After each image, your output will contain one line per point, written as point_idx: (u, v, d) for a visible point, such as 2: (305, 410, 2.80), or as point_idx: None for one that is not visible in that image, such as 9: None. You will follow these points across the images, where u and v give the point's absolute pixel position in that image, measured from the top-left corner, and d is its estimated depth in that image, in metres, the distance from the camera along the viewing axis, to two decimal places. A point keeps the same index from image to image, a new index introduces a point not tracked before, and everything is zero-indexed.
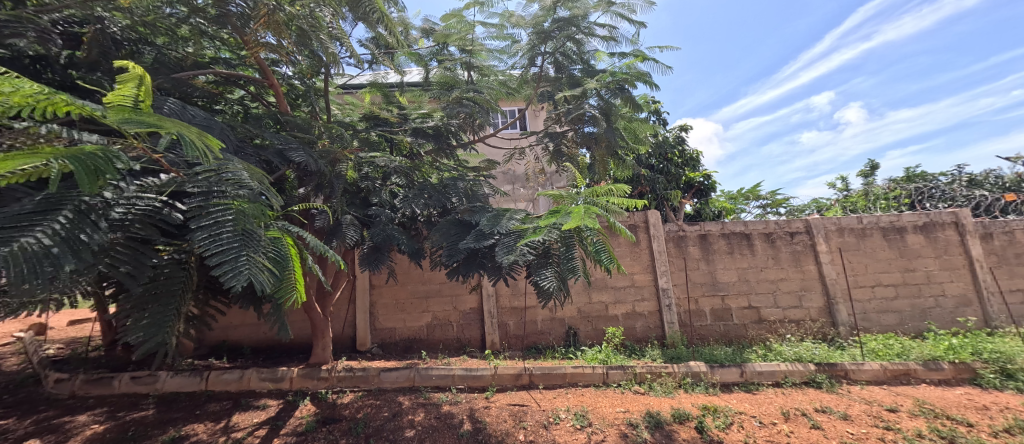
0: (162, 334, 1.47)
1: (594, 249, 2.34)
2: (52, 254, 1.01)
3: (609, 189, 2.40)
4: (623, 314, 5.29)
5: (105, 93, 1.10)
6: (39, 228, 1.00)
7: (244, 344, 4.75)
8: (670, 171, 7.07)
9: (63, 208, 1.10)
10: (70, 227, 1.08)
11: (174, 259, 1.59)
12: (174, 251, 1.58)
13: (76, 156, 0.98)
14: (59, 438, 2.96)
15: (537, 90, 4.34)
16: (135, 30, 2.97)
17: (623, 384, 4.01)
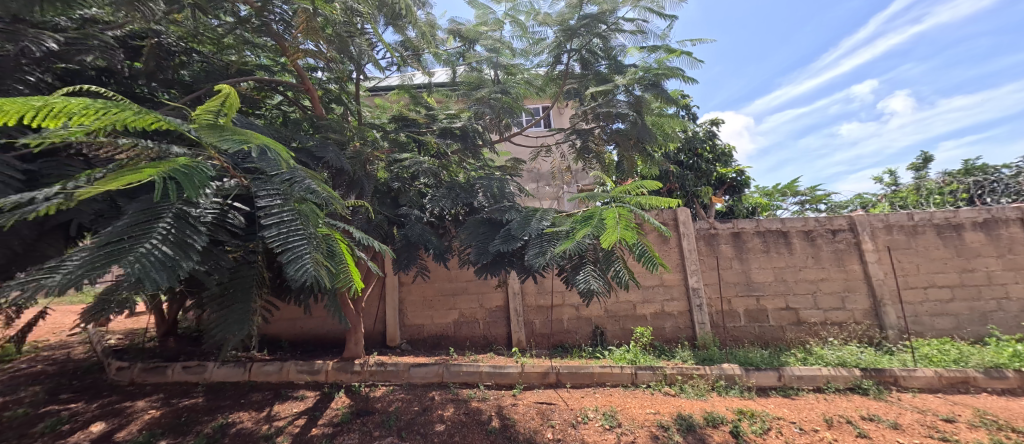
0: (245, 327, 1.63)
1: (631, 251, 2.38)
2: (166, 260, 1.15)
3: (640, 185, 2.32)
4: (652, 314, 5.18)
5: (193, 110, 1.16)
6: (150, 237, 1.13)
7: (283, 338, 5.00)
8: (700, 167, 6.85)
9: (164, 216, 1.22)
10: (172, 231, 1.20)
11: (241, 259, 1.75)
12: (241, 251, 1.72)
13: (173, 169, 1.06)
14: (122, 421, 3.20)
15: (564, 87, 4.31)
16: (185, 40, 3.17)
17: (653, 386, 3.93)
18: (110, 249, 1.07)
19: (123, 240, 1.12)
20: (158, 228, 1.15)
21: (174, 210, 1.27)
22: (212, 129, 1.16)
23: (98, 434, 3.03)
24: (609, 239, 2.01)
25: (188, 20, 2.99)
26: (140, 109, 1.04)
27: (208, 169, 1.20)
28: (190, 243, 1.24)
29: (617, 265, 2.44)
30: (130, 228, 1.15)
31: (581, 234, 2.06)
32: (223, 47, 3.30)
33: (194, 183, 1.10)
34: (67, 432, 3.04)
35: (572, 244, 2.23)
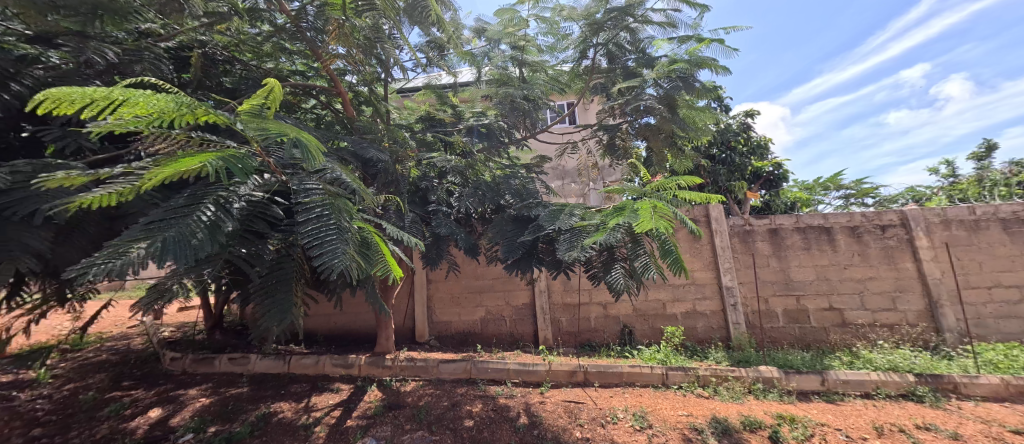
0: (285, 318, 1.69)
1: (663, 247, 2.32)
2: (202, 244, 1.23)
3: (677, 180, 2.27)
4: (683, 313, 5.03)
5: (240, 105, 1.24)
6: (191, 221, 1.21)
7: (318, 333, 5.20)
8: (734, 161, 6.58)
9: (205, 202, 1.31)
10: (213, 217, 1.29)
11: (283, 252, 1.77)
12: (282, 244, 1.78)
13: (222, 158, 1.15)
14: (176, 408, 3.44)
15: (590, 82, 4.25)
16: (229, 50, 3.35)
17: (685, 387, 3.82)
18: (154, 230, 1.17)
19: (167, 221, 1.21)
20: (197, 212, 1.23)
21: (215, 198, 1.35)
22: (257, 121, 1.22)
23: (155, 418, 3.27)
24: (644, 228, 1.92)
25: (230, 31, 3.16)
26: (192, 102, 1.13)
27: (251, 160, 1.28)
28: (224, 228, 1.32)
29: (645, 263, 2.31)
30: (176, 212, 1.24)
31: (615, 223, 2.04)
32: (262, 55, 3.47)
33: (238, 171, 1.18)
34: (129, 417, 3.31)
35: (604, 237, 2.18)
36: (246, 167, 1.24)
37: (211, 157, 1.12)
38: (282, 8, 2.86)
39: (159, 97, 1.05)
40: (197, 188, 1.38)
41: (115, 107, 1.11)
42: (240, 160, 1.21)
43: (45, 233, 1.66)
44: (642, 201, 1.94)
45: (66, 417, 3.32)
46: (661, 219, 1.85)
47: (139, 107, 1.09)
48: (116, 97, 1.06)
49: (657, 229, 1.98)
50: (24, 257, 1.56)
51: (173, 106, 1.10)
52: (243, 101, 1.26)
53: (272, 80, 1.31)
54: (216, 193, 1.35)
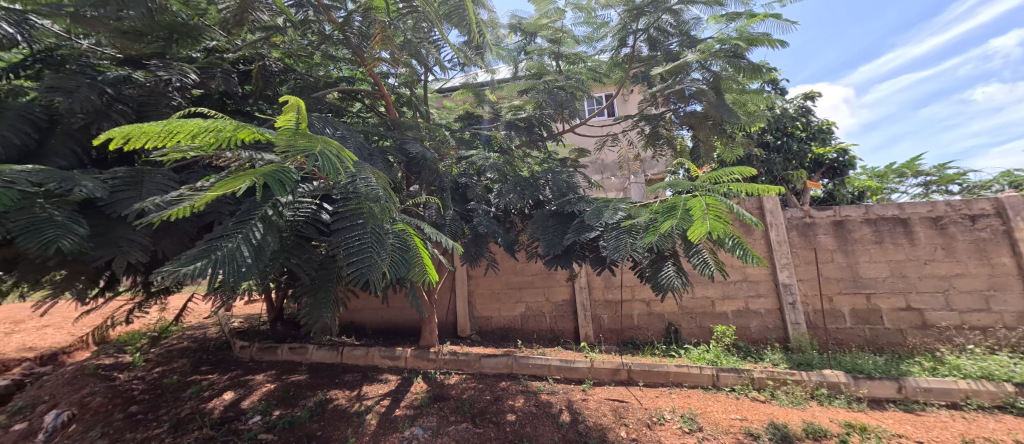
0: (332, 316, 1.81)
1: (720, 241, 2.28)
2: (249, 259, 1.35)
3: (732, 172, 2.15)
4: (734, 312, 4.75)
5: (274, 120, 1.22)
6: (240, 239, 1.34)
7: (367, 326, 5.48)
8: (791, 148, 6.10)
9: (254, 219, 1.43)
10: (259, 232, 1.41)
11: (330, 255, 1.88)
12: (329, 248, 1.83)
13: (263, 175, 1.18)
14: (246, 391, 3.77)
15: (630, 71, 4.11)
16: (284, 60, 3.59)
17: (738, 389, 3.61)
18: (211, 247, 1.30)
19: (221, 238, 1.34)
20: (245, 229, 1.35)
21: (263, 213, 1.47)
22: (292, 135, 1.21)
23: (229, 400, 3.60)
24: (698, 232, 1.81)
25: (285, 42, 3.38)
26: (231, 123, 1.14)
27: (291, 173, 1.31)
28: (269, 245, 1.43)
29: (704, 260, 2.28)
30: (229, 228, 1.37)
31: (666, 225, 1.92)
32: (313, 64, 3.69)
33: (279, 185, 1.23)
34: (208, 398, 3.67)
35: (655, 237, 2.11)
36: (288, 180, 1.29)
37: (252, 174, 1.17)
38: (330, 17, 3.02)
39: (199, 123, 1.06)
40: (249, 204, 1.52)
41: (173, 137, 1.18)
42: (282, 176, 1.25)
43: (146, 230, 1.90)
44: (694, 202, 1.81)
45: (156, 396, 3.76)
46: (716, 221, 1.74)
47: (191, 134, 1.13)
48: (170, 130, 1.12)
49: (712, 231, 1.85)
50: (132, 251, 1.79)
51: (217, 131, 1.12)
52: (278, 116, 1.24)
53: (294, 93, 1.26)
54: (263, 209, 1.47)
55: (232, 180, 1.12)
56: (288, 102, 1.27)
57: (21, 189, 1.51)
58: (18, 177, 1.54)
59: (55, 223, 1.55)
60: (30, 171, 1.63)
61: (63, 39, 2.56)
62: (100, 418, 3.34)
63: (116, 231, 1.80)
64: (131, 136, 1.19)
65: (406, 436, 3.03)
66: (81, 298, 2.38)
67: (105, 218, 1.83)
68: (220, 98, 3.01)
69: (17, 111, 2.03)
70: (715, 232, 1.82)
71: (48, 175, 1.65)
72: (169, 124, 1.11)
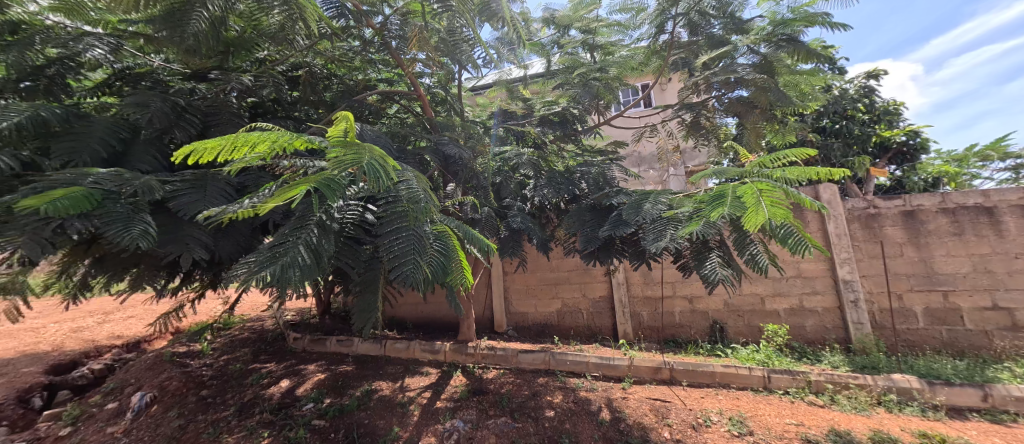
0: None
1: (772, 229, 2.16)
2: (306, 264, 1.41)
3: (787, 154, 2.07)
4: (786, 311, 4.45)
5: (326, 130, 1.27)
6: (299, 245, 1.41)
7: (407, 320, 5.66)
8: (852, 132, 5.60)
9: (310, 224, 1.50)
10: (314, 237, 1.48)
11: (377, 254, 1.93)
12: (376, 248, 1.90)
13: (317, 182, 1.23)
14: (300, 380, 4.02)
15: (670, 58, 3.93)
16: (327, 67, 3.75)
17: (793, 393, 3.38)
18: (273, 251, 1.37)
19: (282, 242, 1.42)
20: (303, 235, 1.42)
21: (317, 219, 1.54)
22: (341, 145, 1.25)
23: (286, 387, 3.86)
24: (755, 220, 1.69)
25: (328, 49, 3.54)
26: (288, 133, 1.19)
27: (342, 180, 1.35)
28: (323, 249, 1.51)
29: (756, 252, 2.14)
30: (288, 233, 1.45)
31: (716, 215, 1.80)
32: (354, 68, 3.84)
33: (331, 194, 1.28)
34: (267, 385, 3.96)
35: (699, 228, 2.00)
36: (338, 187, 1.33)
37: (308, 183, 1.20)
38: (369, 23, 3.12)
39: (260, 135, 1.11)
40: (303, 209, 1.59)
41: (237, 150, 1.24)
42: (333, 184, 1.29)
43: (208, 229, 2.06)
44: (746, 188, 1.69)
45: (223, 382, 4.10)
46: (773, 207, 1.62)
47: (252, 145, 1.19)
48: (234, 143, 1.17)
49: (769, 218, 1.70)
50: (196, 248, 1.96)
51: (278, 141, 1.18)
52: (329, 127, 1.29)
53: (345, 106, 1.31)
54: (317, 214, 1.54)
55: (290, 190, 1.17)
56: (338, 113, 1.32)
57: (104, 190, 1.69)
58: (101, 180, 1.72)
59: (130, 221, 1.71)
60: (111, 175, 1.80)
61: (138, 57, 2.83)
62: (177, 400, 3.70)
63: (184, 229, 1.96)
64: (200, 150, 1.26)
65: (447, 428, 3.10)
66: (157, 290, 2.63)
67: (173, 218, 1.99)
68: (272, 105, 3.21)
69: (104, 124, 2.24)
70: (772, 219, 1.69)
71: (126, 178, 1.83)
72: (233, 137, 1.16)
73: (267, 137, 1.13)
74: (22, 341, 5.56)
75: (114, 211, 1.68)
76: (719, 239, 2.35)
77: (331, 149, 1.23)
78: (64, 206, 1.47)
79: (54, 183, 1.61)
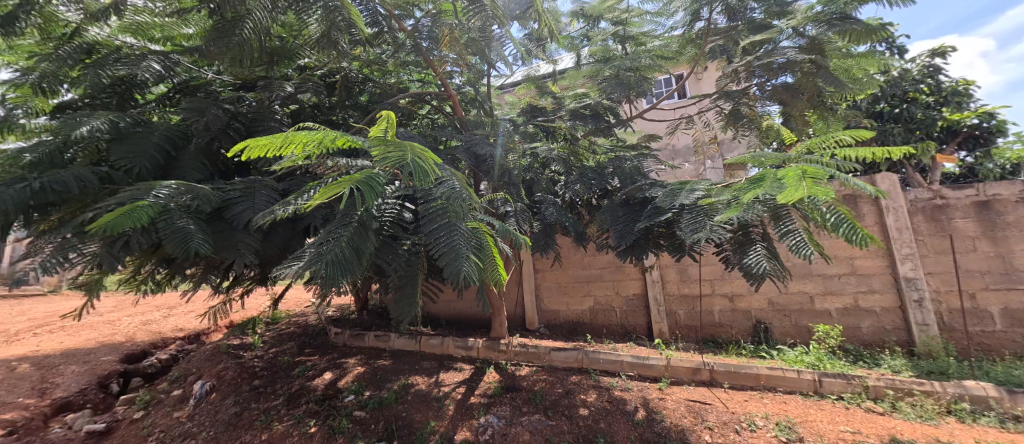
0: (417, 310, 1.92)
1: (822, 216, 2.00)
2: (349, 260, 1.46)
3: (839, 135, 1.99)
4: (839, 311, 4.15)
5: (368, 129, 1.31)
6: (342, 242, 1.46)
7: (440, 317, 5.78)
8: (914, 116, 5.13)
9: (352, 222, 1.55)
10: (356, 235, 1.52)
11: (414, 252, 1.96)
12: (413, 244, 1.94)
13: (360, 181, 1.27)
14: (342, 373, 4.21)
15: (706, 46, 3.77)
16: (363, 71, 3.89)
17: (848, 398, 3.16)
18: (318, 249, 1.43)
19: (326, 240, 1.48)
20: (345, 233, 1.47)
21: (359, 217, 1.60)
22: (382, 144, 1.28)
23: (329, 380, 4.06)
24: (792, 199, 1.55)
25: (363, 54, 3.67)
26: (334, 132, 1.22)
27: (381, 179, 1.38)
28: (365, 246, 1.55)
29: (801, 240, 1.95)
30: (332, 231, 1.51)
31: (752, 197, 1.69)
32: (387, 71, 3.96)
33: (372, 191, 1.32)
34: (311, 377, 4.17)
35: (738, 214, 1.91)
36: (378, 186, 1.37)
37: (351, 180, 1.25)
38: (401, 26, 3.19)
39: (311, 134, 1.15)
40: (346, 208, 1.65)
41: (282, 149, 1.28)
42: (373, 182, 1.32)
43: (257, 233, 2.19)
44: (786, 169, 1.54)
45: (273, 373, 4.36)
46: (815, 187, 1.46)
47: (298, 144, 1.23)
48: (282, 142, 1.21)
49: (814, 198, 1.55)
50: (247, 254, 2.09)
51: (325, 140, 1.22)
52: (371, 126, 1.34)
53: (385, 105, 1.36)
54: (358, 213, 1.59)
55: (335, 188, 1.21)
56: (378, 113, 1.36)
57: (162, 204, 1.77)
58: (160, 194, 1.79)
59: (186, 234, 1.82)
60: (174, 186, 1.91)
61: (194, 71, 3.05)
62: (232, 389, 3.98)
63: (236, 235, 2.08)
64: (248, 149, 1.31)
65: (481, 423, 3.14)
66: (214, 287, 2.85)
67: (227, 225, 2.12)
68: (312, 110, 3.36)
69: (161, 133, 2.42)
70: (814, 198, 1.54)
71: (186, 189, 1.93)
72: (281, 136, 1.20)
73: (316, 135, 1.17)
74: (101, 332, 6.17)
75: (175, 223, 1.80)
76: (762, 229, 2.21)
77: (373, 146, 1.26)
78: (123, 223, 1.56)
79: (125, 196, 1.74)
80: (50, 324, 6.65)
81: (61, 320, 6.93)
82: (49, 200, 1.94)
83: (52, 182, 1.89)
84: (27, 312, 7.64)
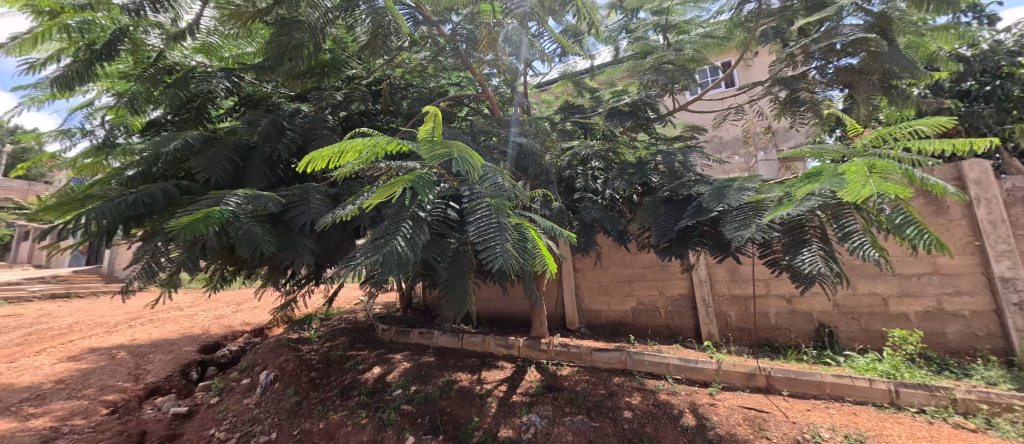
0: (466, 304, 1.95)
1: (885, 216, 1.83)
2: (405, 254, 1.49)
3: (913, 124, 1.68)
4: (918, 314, 3.74)
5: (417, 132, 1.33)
6: (399, 236, 1.49)
7: (482, 315, 5.88)
8: (1011, 93, 4.48)
9: (405, 220, 1.57)
10: (411, 231, 1.54)
11: (460, 248, 1.98)
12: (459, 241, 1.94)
13: (412, 180, 1.33)
14: (389, 367, 4.39)
15: (758, 29, 3.53)
16: (406, 78, 4.03)
17: (931, 412, 2.83)
18: (376, 245, 1.47)
19: (382, 237, 1.51)
20: (401, 228, 1.49)
21: (411, 214, 1.61)
22: (431, 144, 1.34)
23: (378, 374, 4.24)
24: (857, 197, 1.37)
25: (405, 62, 3.83)
26: (386, 139, 1.30)
27: (430, 177, 1.43)
28: (419, 240, 1.57)
29: (861, 242, 1.80)
30: (388, 228, 1.53)
31: (807, 192, 1.53)
32: (428, 76, 4.09)
33: (424, 190, 1.37)
34: (362, 370, 4.39)
35: (792, 211, 1.72)
36: (428, 184, 1.41)
37: (403, 181, 1.31)
38: (440, 31, 3.27)
39: (363, 142, 1.23)
40: (398, 206, 1.67)
41: (341, 158, 1.37)
42: (424, 181, 1.38)
43: (313, 234, 2.35)
44: (849, 162, 1.38)
45: (327, 366, 4.65)
46: (886, 183, 1.27)
47: (355, 152, 1.30)
48: (341, 151, 1.28)
49: (884, 196, 1.36)
50: (304, 253, 2.24)
51: (380, 146, 1.29)
52: (418, 127, 1.35)
53: (432, 103, 1.34)
54: (410, 210, 1.61)
55: (390, 187, 1.28)
56: (426, 112, 1.34)
57: (234, 211, 1.91)
58: (231, 202, 1.94)
59: (253, 238, 1.97)
60: (244, 194, 2.07)
61: (255, 85, 3.31)
62: (293, 379, 4.28)
63: (294, 237, 2.24)
64: (313, 160, 1.42)
65: (524, 422, 3.15)
66: (277, 283, 3.09)
67: (288, 228, 2.28)
68: (360, 117, 3.54)
69: (231, 145, 2.65)
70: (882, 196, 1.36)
71: (253, 197, 2.08)
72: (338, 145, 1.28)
73: (367, 144, 1.25)
74: (181, 325, 6.87)
75: (243, 228, 1.96)
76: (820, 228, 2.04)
77: (422, 148, 1.32)
78: (201, 229, 1.71)
79: (202, 205, 1.90)
80: (141, 318, 7.50)
81: (149, 313, 7.79)
82: (141, 212, 2.16)
83: (143, 195, 2.12)
84: (122, 306, 8.67)
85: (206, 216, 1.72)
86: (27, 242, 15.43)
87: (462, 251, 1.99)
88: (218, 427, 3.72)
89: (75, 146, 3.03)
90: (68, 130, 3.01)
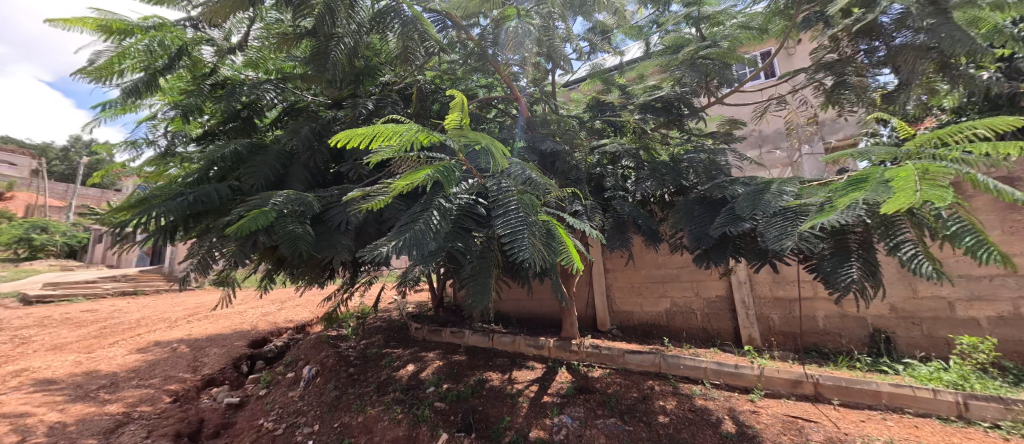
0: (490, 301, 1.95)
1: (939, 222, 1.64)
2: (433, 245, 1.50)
3: (972, 126, 1.44)
4: (991, 320, 3.40)
5: (444, 122, 1.38)
6: (425, 225, 1.49)
7: (512, 315, 5.91)
8: None
9: (432, 210, 1.57)
10: (438, 222, 1.54)
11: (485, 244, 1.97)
12: (484, 237, 1.93)
13: (438, 170, 1.36)
14: (423, 365, 4.50)
15: (799, 15, 3.33)
16: (436, 81, 4.13)
17: (1007, 427, 2.55)
18: (403, 232, 1.48)
19: (409, 226, 1.51)
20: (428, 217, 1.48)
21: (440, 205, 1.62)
22: (459, 134, 1.37)
23: (412, 371, 4.36)
24: (901, 208, 1.23)
25: (436, 66, 3.94)
26: (418, 128, 1.32)
27: (455, 170, 1.45)
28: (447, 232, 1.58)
29: (915, 253, 1.73)
30: (415, 217, 1.54)
31: (847, 202, 1.37)
32: (458, 79, 4.16)
33: (449, 180, 1.38)
34: (397, 367, 4.53)
35: (835, 218, 1.57)
36: (452, 176, 1.43)
37: (428, 170, 1.33)
38: (469, 36, 3.32)
39: (394, 127, 1.26)
40: (426, 197, 1.66)
41: (371, 142, 1.39)
42: (448, 171, 1.39)
43: (350, 234, 2.44)
44: (897, 167, 1.23)
45: (364, 362, 4.83)
46: (934, 190, 1.13)
47: (387, 137, 1.33)
48: (373, 134, 1.31)
49: (934, 205, 1.21)
50: (341, 251, 2.34)
51: (411, 134, 1.31)
52: (447, 116, 1.39)
53: (460, 92, 1.42)
54: (438, 201, 1.61)
55: (416, 172, 1.30)
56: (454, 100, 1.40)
57: (279, 209, 2.03)
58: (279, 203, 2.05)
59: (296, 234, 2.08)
60: (288, 194, 2.18)
61: (297, 95, 3.50)
62: (333, 374, 4.49)
63: (332, 236, 2.35)
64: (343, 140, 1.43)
65: (556, 423, 3.13)
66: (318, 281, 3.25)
67: (326, 227, 2.38)
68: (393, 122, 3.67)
69: (276, 151, 2.83)
70: (931, 205, 1.22)
71: (296, 197, 2.19)
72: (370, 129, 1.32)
73: (398, 130, 1.28)
74: (232, 321, 7.34)
75: (288, 227, 2.07)
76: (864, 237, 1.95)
77: (449, 135, 1.35)
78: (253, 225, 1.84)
79: (251, 205, 2.03)
80: (198, 314, 8.10)
81: (204, 310, 8.39)
82: (200, 211, 2.35)
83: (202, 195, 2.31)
84: (181, 303, 9.37)
85: (257, 212, 1.84)
86: (100, 244, 17.02)
87: (488, 247, 1.98)
88: (266, 417, 3.95)
89: (141, 156, 3.32)
90: (135, 141, 3.31)
